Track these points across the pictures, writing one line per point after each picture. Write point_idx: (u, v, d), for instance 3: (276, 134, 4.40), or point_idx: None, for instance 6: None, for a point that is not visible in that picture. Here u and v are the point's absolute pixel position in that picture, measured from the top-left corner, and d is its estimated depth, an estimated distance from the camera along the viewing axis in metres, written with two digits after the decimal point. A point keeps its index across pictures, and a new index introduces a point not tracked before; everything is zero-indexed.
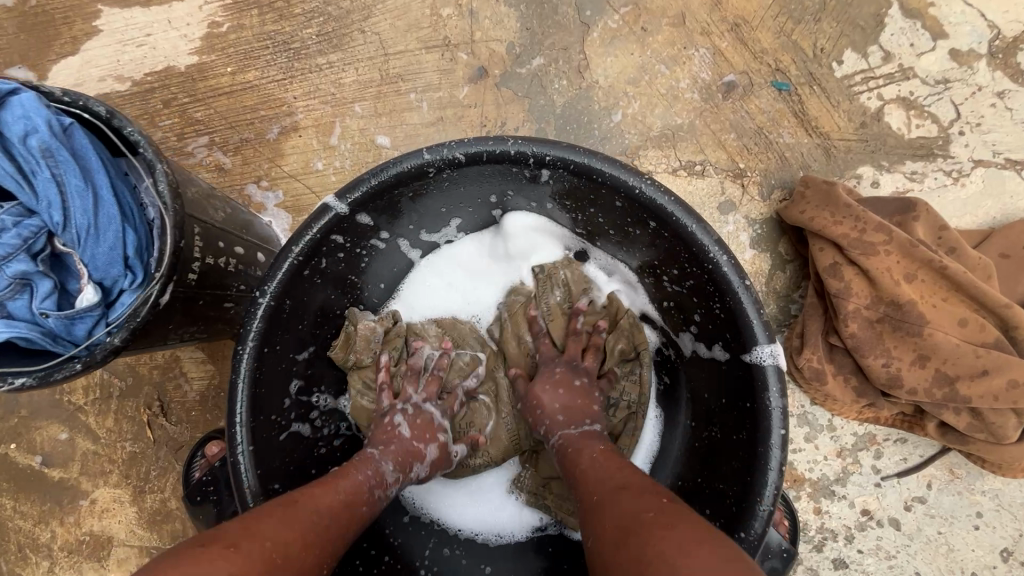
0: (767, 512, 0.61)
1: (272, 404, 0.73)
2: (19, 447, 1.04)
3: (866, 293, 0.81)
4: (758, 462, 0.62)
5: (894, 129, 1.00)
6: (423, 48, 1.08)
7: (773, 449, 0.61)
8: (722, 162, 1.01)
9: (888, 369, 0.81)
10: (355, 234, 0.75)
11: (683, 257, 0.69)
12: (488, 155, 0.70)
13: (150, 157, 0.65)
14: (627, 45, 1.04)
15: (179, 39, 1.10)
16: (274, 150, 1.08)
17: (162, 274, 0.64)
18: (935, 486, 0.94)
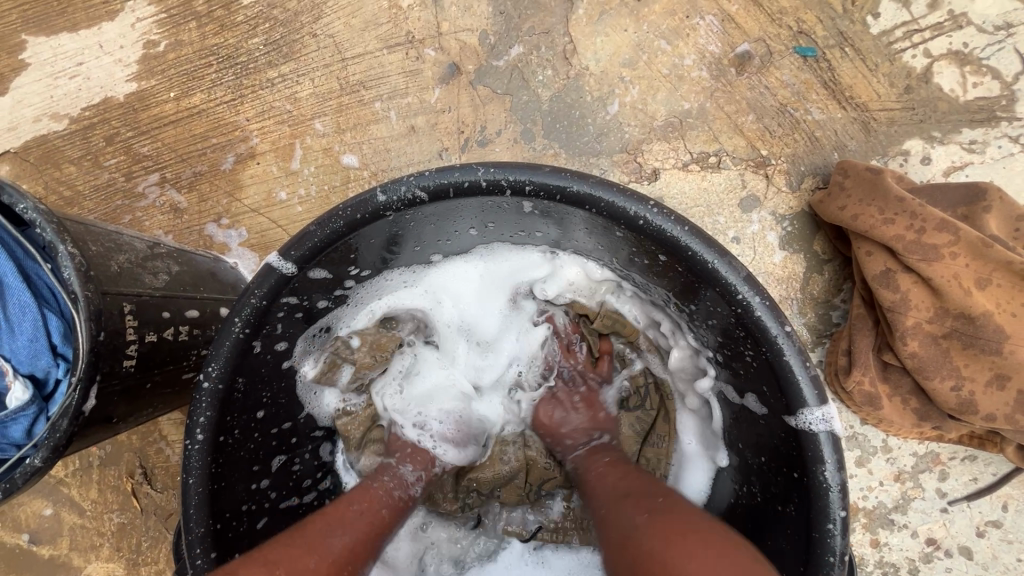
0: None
1: (237, 497, 0.63)
2: (2, 526, 0.98)
3: (928, 303, 0.67)
4: (815, 549, 0.51)
5: (947, 91, 0.84)
6: (385, 48, 0.94)
7: (833, 534, 0.51)
8: (740, 151, 0.86)
9: (958, 392, 0.68)
10: (311, 291, 0.64)
11: (704, 291, 0.57)
12: (455, 190, 0.57)
13: (43, 229, 0.54)
14: (620, 21, 0.89)
15: (114, 66, 0.98)
16: (231, 183, 0.96)
17: (83, 376, 0.56)
18: (1012, 506, 0.81)
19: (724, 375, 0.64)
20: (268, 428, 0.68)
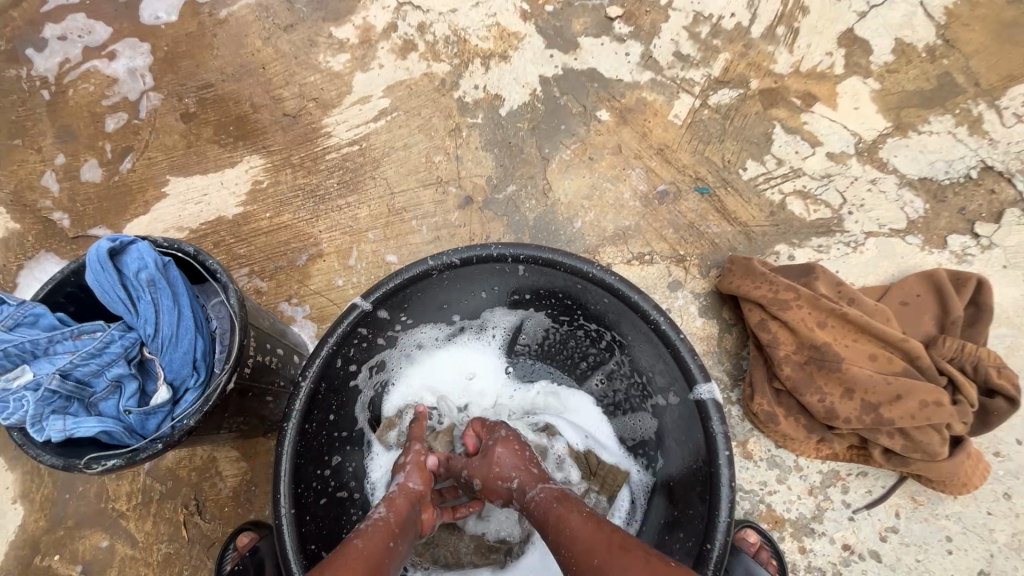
0: (728, 521, 0.77)
1: (310, 475, 0.87)
2: (61, 557, 1.13)
3: (791, 341, 1.00)
4: (716, 483, 0.78)
5: (797, 214, 1.26)
6: (422, 186, 1.37)
7: (723, 468, 0.78)
8: (665, 251, 1.25)
9: (823, 402, 0.96)
10: (375, 327, 0.94)
11: (635, 320, 0.88)
12: (477, 258, 0.91)
13: (229, 283, 0.87)
14: (580, 171, 1.34)
15: (229, 196, 1.41)
16: (302, 274, 1.32)
17: (229, 368, 0.86)
18: (903, 514, 1.03)
19: (654, 387, 0.94)
20: (333, 430, 0.93)
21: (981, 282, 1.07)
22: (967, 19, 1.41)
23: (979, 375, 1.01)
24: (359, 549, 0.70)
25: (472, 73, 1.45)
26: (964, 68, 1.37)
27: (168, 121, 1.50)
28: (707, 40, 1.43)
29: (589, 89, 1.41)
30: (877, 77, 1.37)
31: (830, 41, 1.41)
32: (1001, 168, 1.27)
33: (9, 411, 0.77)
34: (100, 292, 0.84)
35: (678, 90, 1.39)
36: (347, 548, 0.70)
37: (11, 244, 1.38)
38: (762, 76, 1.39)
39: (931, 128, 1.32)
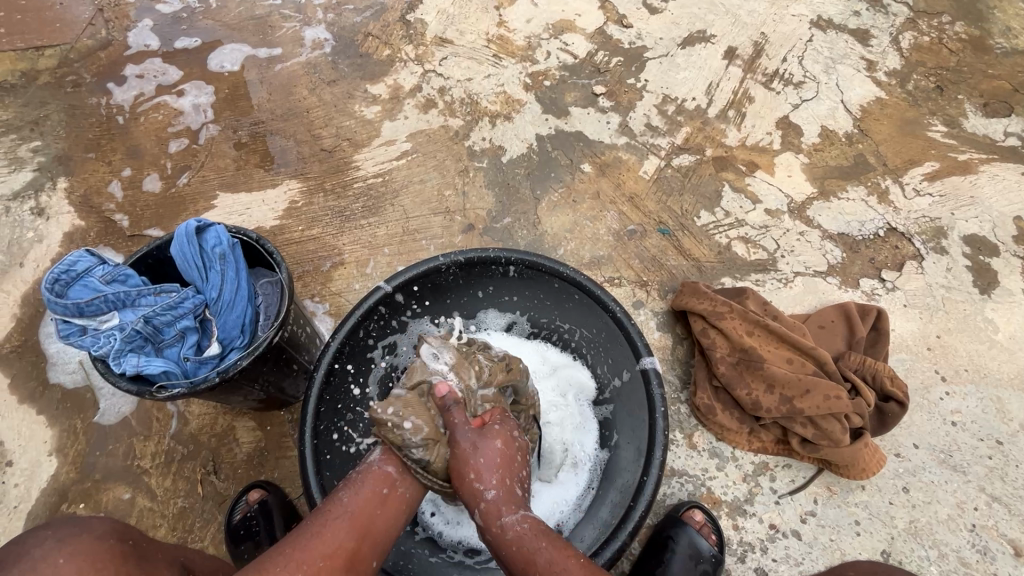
0: (660, 459, 0.95)
1: (328, 421, 1.06)
2: (86, 506, 1.26)
3: (726, 345, 1.24)
4: (653, 432, 0.98)
5: (740, 255, 1.54)
6: (433, 214, 1.64)
7: (659, 419, 0.99)
8: (632, 277, 1.51)
9: (750, 395, 1.19)
10: (392, 308, 1.17)
11: (600, 311, 1.12)
12: (478, 259, 1.16)
13: (281, 263, 1.10)
14: (565, 210, 1.63)
15: (268, 211, 1.66)
16: (325, 278, 1.55)
17: (275, 330, 1.08)
18: (820, 500, 1.22)
19: (613, 370, 1.16)
20: (350, 391, 1.13)
21: (880, 312, 1.33)
22: (878, 114, 1.79)
23: (878, 383, 1.24)
24: (342, 509, 0.83)
25: (482, 127, 1.77)
26: (874, 152, 1.72)
27: (222, 148, 1.76)
28: (672, 116, 1.78)
29: (576, 147, 1.73)
30: (806, 154, 1.71)
31: (769, 124, 1.76)
32: (903, 229, 1.58)
33: (99, 344, 0.98)
34: (182, 261, 1.07)
35: (648, 152, 1.72)
36: (331, 506, 0.83)
37: (73, 237, 1.60)
38: (715, 146, 1.72)
39: (848, 196, 1.64)
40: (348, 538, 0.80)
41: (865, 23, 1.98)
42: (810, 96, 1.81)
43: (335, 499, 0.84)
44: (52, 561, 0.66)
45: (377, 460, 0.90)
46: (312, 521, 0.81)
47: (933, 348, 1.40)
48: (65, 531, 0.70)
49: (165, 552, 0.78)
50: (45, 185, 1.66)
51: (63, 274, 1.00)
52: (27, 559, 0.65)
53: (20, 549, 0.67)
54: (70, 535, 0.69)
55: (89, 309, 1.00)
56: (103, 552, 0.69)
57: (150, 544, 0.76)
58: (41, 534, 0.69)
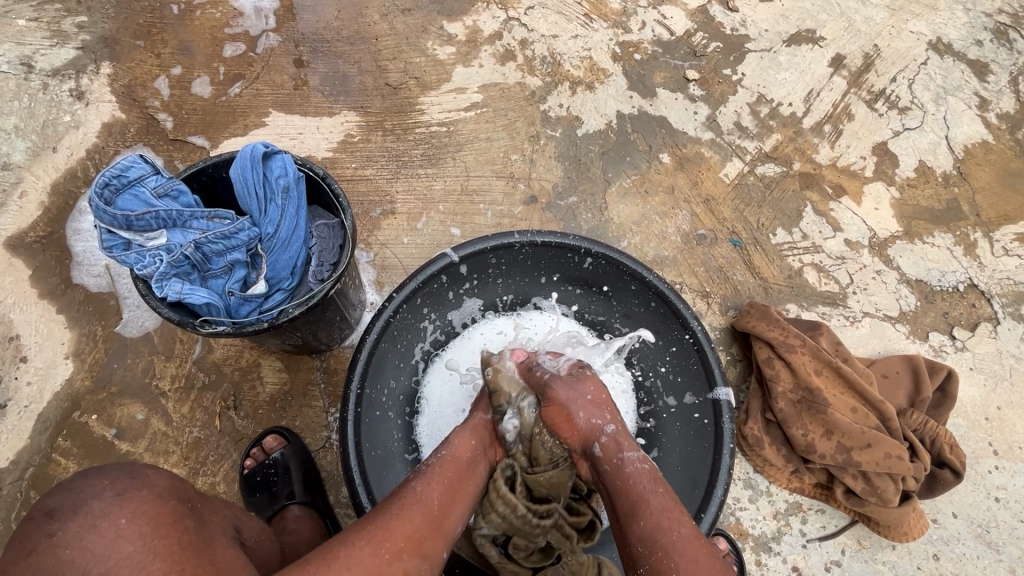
0: (721, 498, 0.91)
1: (372, 385, 1.00)
2: (99, 417, 1.22)
3: (790, 380, 1.17)
4: (717, 466, 0.94)
5: (810, 283, 1.45)
6: (495, 177, 1.54)
7: (725, 455, 0.94)
8: (694, 285, 1.42)
9: (805, 436, 1.14)
10: (452, 278, 1.09)
11: (675, 324, 1.04)
12: (555, 243, 1.06)
13: (346, 209, 1.01)
14: (634, 200, 1.52)
15: (322, 140, 1.55)
16: (372, 224, 1.46)
17: (331, 282, 0.99)
18: (848, 552, 1.19)
19: (669, 388, 1.09)
20: (394, 357, 1.07)
21: (951, 373, 1.26)
22: (980, 159, 1.64)
23: (934, 448, 1.19)
24: (417, 496, 0.79)
25: (560, 93, 1.63)
26: (969, 199, 1.59)
27: (281, 62, 1.62)
28: (764, 120, 1.64)
29: (658, 133, 1.60)
30: (899, 187, 1.59)
31: (865, 148, 1.62)
32: (984, 288, 1.48)
33: (143, 264, 0.90)
34: (242, 187, 0.98)
35: (732, 154, 1.59)
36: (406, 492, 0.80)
37: (113, 130, 1.49)
38: (805, 161, 1.60)
39: (933, 241, 1.53)
40: (424, 525, 0.76)
41: (987, 55, 1.76)
42: (914, 126, 1.66)
43: (407, 488, 0.81)
44: (114, 520, 0.63)
45: (444, 450, 0.89)
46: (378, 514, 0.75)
47: (991, 419, 1.33)
48: (125, 484, 0.67)
49: (221, 512, 0.78)
50: (88, 68, 1.52)
51: (114, 179, 0.91)
52: (86, 511, 0.63)
53: (80, 500, 0.64)
54: (132, 488, 0.67)
55: (138, 224, 0.91)
56: (167, 513, 0.67)
57: (205, 503, 0.75)
58: (99, 485, 0.66)
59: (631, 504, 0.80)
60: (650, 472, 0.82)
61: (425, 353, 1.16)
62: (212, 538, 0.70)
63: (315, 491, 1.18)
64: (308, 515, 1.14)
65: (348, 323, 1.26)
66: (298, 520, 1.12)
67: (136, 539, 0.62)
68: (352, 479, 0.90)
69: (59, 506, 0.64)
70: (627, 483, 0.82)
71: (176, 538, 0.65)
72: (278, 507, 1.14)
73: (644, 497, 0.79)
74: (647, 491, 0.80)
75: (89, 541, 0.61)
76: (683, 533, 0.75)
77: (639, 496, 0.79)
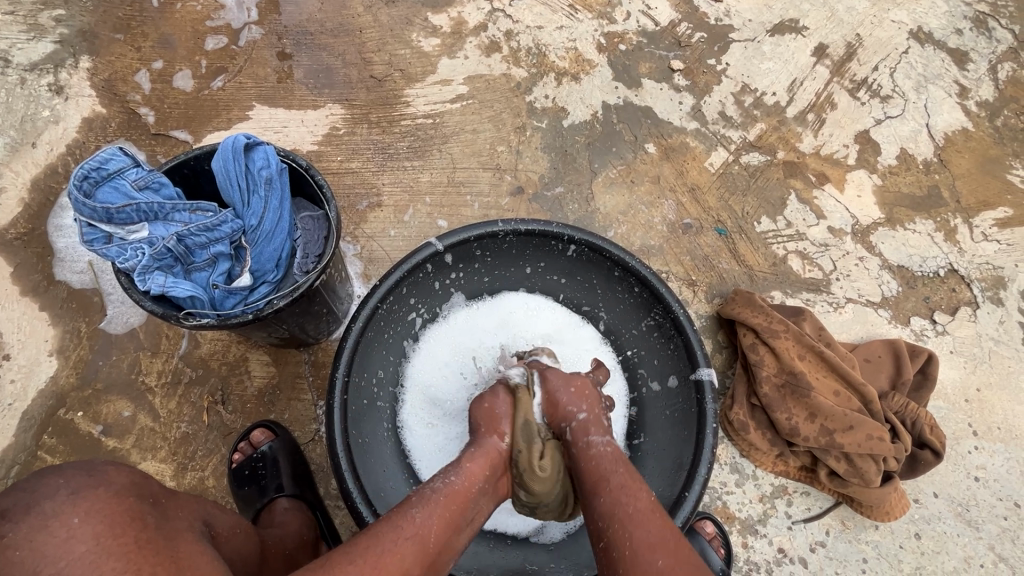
0: (704, 476, 0.93)
1: (358, 374, 1.01)
2: (84, 414, 1.21)
3: (774, 364, 1.18)
4: (701, 447, 0.95)
5: (795, 270, 1.47)
6: (482, 168, 1.54)
7: (708, 435, 0.95)
8: (680, 273, 1.43)
9: (789, 420, 1.15)
10: (437, 267, 1.09)
11: (658, 309, 1.05)
12: (539, 231, 1.07)
13: (330, 200, 1.00)
14: (621, 189, 1.53)
15: (307, 133, 1.54)
16: (359, 217, 1.46)
17: (317, 273, 0.99)
18: (832, 532, 1.21)
19: (653, 372, 1.11)
20: (380, 346, 1.07)
21: (931, 356, 1.28)
22: (960, 146, 1.67)
23: (915, 429, 1.21)
24: (414, 528, 0.74)
25: (546, 84, 1.63)
26: (950, 186, 1.61)
27: (264, 55, 1.61)
28: (748, 109, 1.65)
29: (643, 123, 1.61)
30: (881, 175, 1.61)
31: (848, 136, 1.64)
32: (964, 273, 1.51)
33: (125, 257, 0.89)
34: (224, 178, 0.98)
35: (717, 143, 1.60)
36: (403, 523, 0.74)
37: (93, 125, 1.47)
38: (788, 150, 1.61)
39: (914, 228, 1.55)
40: (418, 563, 0.72)
41: (966, 44, 1.79)
42: (895, 114, 1.68)
43: (405, 514, 0.75)
44: (67, 519, 0.63)
45: (453, 479, 0.82)
46: (373, 538, 0.71)
47: (971, 400, 1.36)
48: (79, 482, 0.67)
49: (186, 507, 0.78)
50: (66, 62, 1.51)
51: (93, 171, 0.90)
52: (37, 511, 0.63)
53: (31, 501, 0.64)
54: (87, 487, 0.67)
55: (118, 217, 0.91)
56: (123, 511, 0.67)
57: (168, 499, 0.76)
58: (54, 484, 0.66)
59: (596, 478, 0.83)
60: (615, 484, 0.80)
61: (413, 342, 1.17)
62: (172, 534, 0.70)
63: (303, 483, 1.19)
64: (297, 507, 1.14)
65: (335, 316, 1.26)
66: (287, 512, 1.12)
67: (89, 538, 0.62)
68: (340, 469, 0.91)
69: (11, 508, 0.63)
70: (592, 463, 0.85)
71: (132, 536, 0.65)
72: (267, 501, 1.14)
73: (607, 475, 0.82)
74: (608, 470, 0.83)
75: (40, 541, 0.61)
76: (642, 508, 0.76)
77: (602, 475, 0.82)
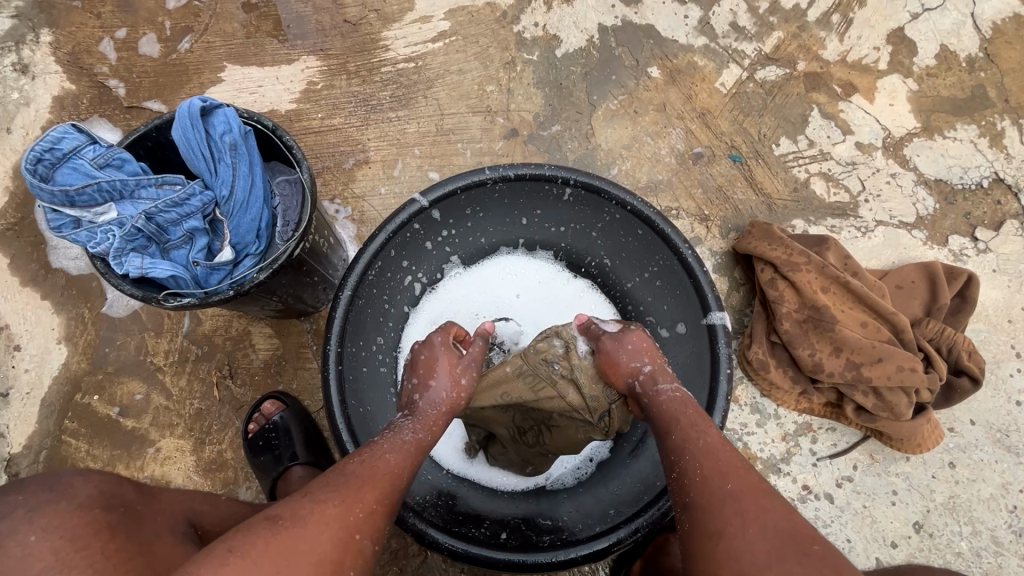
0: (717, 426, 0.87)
1: (355, 343, 0.98)
2: (100, 398, 1.22)
3: (794, 299, 1.10)
4: (713, 394, 0.89)
5: (818, 194, 1.34)
6: (471, 112, 1.43)
7: (722, 382, 0.88)
8: (691, 209, 1.33)
9: (812, 356, 1.08)
10: (426, 225, 1.03)
11: (665, 251, 0.97)
12: (530, 176, 0.98)
13: (302, 162, 0.93)
14: (623, 122, 1.41)
15: (283, 91, 1.45)
16: (347, 177, 1.39)
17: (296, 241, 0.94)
18: (860, 467, 1.16)
19: (660, 318, 1.05)
20: (375, 314, 1.03)
21: (972, 277, 1.18)
22: (1011, 36, 1.46)
23: (951, 357, 1.13)
24: (380, 455, 0.78)
25: (534, 10, 1.48)
26: (997, 84, 1.43)
27: (229, 9, 1.50)
28: (763, 16, 1.47)
29: (645, 45, 1.45)
30: (917, 78, 1.43)
31: (879, 36, 1.45)
32: (1010, 182, 1.36)
33: (96, 241, 0.85)
34: (186, 148, 0.91)
35: (728, 60, 1.44)
36: (367, 454, 0.78)
37: (64, 103, 1.41)
38: (810, 59, 1.44)
39: (954, 135, 1.39)
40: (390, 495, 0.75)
41: None
42: (935, 5, 1.47)
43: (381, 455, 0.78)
44: (23, 539, 0.65)
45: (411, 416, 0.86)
46: (337, 480, 0.73)
47: (1015, 321, 1.26)
48: (39, 500, 0.70)
49: (168, 508, 0.81)
50: (26, 37, 1.43)
51: (46, 153, 0.85)
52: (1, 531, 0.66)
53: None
54: (47, 503, 0.69)
55: (80, 199, 0.86)
56: (87, 524, 0.69)
57: (146, 505, 0.78)
58: (15, 504, 0.69)
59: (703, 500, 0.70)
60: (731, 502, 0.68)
61: (410, 305, 1.13)
62: (144, 537, 0.72)
63: (317, 451, 1.20)
64: (312, 475, 1.16)
65: (331, 282, 1.22)
66: (302, 481, 1.14)
67: (46, 555, 0.65)
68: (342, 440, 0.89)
69: None
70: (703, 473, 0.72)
71: (96, 547, 0.67)
72: (281, 470, 1.14)
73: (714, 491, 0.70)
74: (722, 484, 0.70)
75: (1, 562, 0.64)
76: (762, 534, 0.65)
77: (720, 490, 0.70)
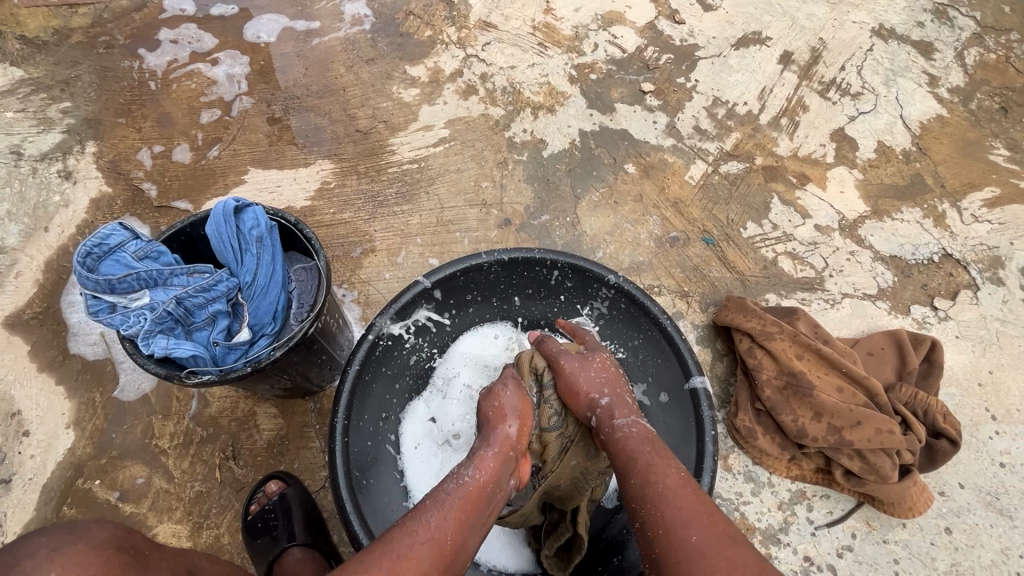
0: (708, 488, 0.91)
1: (358, 417, 1.02)
2: (102, 482, 1.23)
3: (773, 367, 1.19)
4: (701, 457, 0.94)
5: (786, 271, 1.47)
6: (469, 205, 1.59)
7: (708, 444, 0.94)
8: (672, 286, 1.45)
9: (796, 422, 1.15)
10: (428, 305, 1.12)
11: (646, 322, 1.07)
12: (522, 258, 1.09)
13: (319, 250, 1.05)
14: (605, 211, 1.57)
15: (299, 190, 1.61)
16: (354, 264, 1.51)
17: (312, 316, 1.03)
18: (858, 535, 1.17)
19: (646, 391, 1.12)
20: (380, 389, 1.09)
21: (935, 343, 1.26)
22: (938, 133, 1.68)
23: (928, 419, 1.19)
24: (429, 531, 0.76)
25: (523, 119, 1.70)
26: (932, 172, 1.62)
27: (255, 122, 1.71)
28: (722, 121, 1.69)
29: (620, 145, 1.66)
30: (861, 169, 1.62)
31: (824, 135, 1.66)
32: (958, 256, 1.50)
33: (129, 324, 0.94)
34: (217, 241, 1.04)
35: (695, 156, 1.64)
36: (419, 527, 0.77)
37: (100, 204, 1.56)
38: (766, 155, 1.64)
39: (902, 217, 1.56)
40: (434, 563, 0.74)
41: (930, 35, 1.82)
42: (868, 109, 1.70)
43: (416, 522, 0.78)
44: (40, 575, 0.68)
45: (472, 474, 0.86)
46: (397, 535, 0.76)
47: (985, 384, 1.33)
48: (59, 539, 0.72)
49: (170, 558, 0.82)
50: (73, 148, 1.63)
51: (94, 247, 0.96)
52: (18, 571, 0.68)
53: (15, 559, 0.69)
54: (65, 543, 0.72)
55: (120, 286, 0.96)
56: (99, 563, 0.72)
57: (153, 550, 0.81)
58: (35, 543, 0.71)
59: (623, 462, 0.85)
60: (643, 465, 0.82)
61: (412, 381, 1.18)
62: None
63: (315, 532, 1.20)
64: (309, 558, 1.16)
65: (337, 362, 1.27)
66: (299, 564, 1.14)
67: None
68: (345, 511, 0.90)
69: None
70: (619, 445, 0.87)
71: None
72: (278, 551, 1.14)
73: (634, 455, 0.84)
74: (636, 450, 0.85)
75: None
76: (672, 481, 0.79)
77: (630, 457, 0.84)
